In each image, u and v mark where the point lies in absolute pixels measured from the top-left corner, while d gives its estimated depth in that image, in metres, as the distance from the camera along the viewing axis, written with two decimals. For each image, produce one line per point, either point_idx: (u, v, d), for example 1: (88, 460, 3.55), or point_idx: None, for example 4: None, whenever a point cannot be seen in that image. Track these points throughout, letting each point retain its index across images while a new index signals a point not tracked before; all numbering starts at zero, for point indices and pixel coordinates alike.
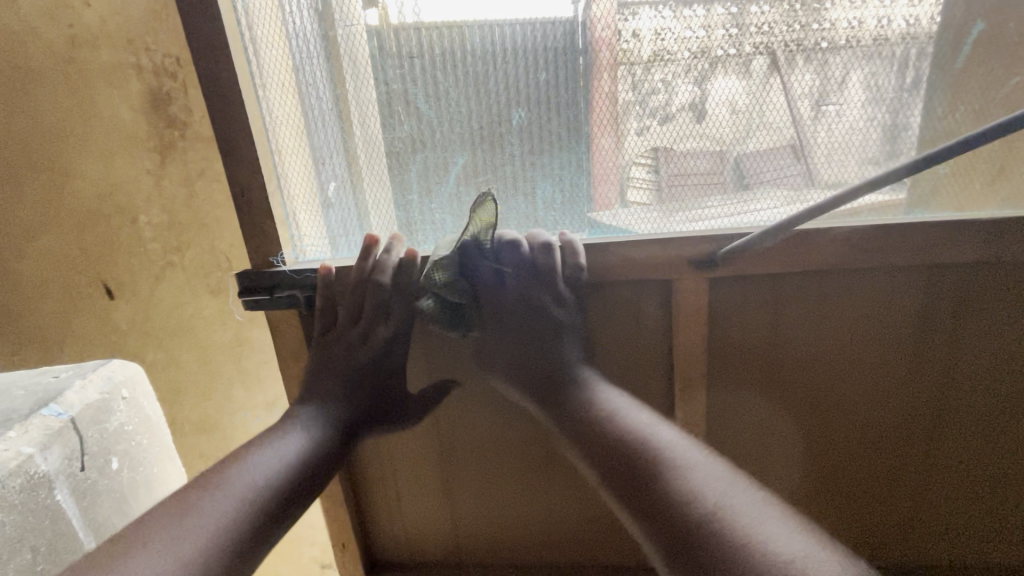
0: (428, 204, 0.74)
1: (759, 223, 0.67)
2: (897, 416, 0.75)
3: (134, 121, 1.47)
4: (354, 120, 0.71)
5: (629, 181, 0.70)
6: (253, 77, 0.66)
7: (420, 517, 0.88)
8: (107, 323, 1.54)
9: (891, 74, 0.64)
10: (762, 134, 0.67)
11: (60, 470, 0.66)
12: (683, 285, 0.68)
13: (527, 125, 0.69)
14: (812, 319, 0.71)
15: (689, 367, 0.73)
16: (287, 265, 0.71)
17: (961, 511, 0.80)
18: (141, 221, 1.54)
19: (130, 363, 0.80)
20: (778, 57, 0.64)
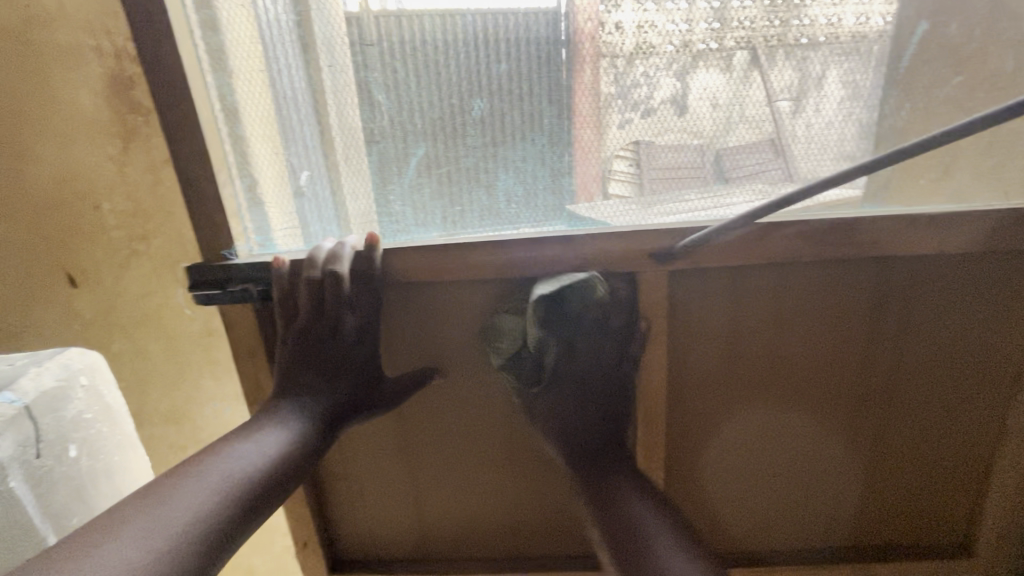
0: (387, 194, 0.71)
1: (727, 214, 0.67)
2: (866, 401, 0.77)
3: (94, 106, 1.40)
4: (330, 107, 0.69)
5: (609, 175, 0.69)
6: (202, 62, 0.65)
7: (386, 512, 0.87)
8: (71, 311, 1.50)
9: (868, 72, 0.65)
10: (742, 129, 0.67)
11: (13, 458, 0.62)
12: (644, 276, 0.68)
13: (483, 119, 0.68)
14: (769, 311, 0.72)
15: (657, 356, 0.73)
16: (241, 257, 0.70)
17: (921, 493, 0.83)
18: (104, 208, 1.48)
19: (88, 349, 0.76)
20: (758, 52, 0.65)
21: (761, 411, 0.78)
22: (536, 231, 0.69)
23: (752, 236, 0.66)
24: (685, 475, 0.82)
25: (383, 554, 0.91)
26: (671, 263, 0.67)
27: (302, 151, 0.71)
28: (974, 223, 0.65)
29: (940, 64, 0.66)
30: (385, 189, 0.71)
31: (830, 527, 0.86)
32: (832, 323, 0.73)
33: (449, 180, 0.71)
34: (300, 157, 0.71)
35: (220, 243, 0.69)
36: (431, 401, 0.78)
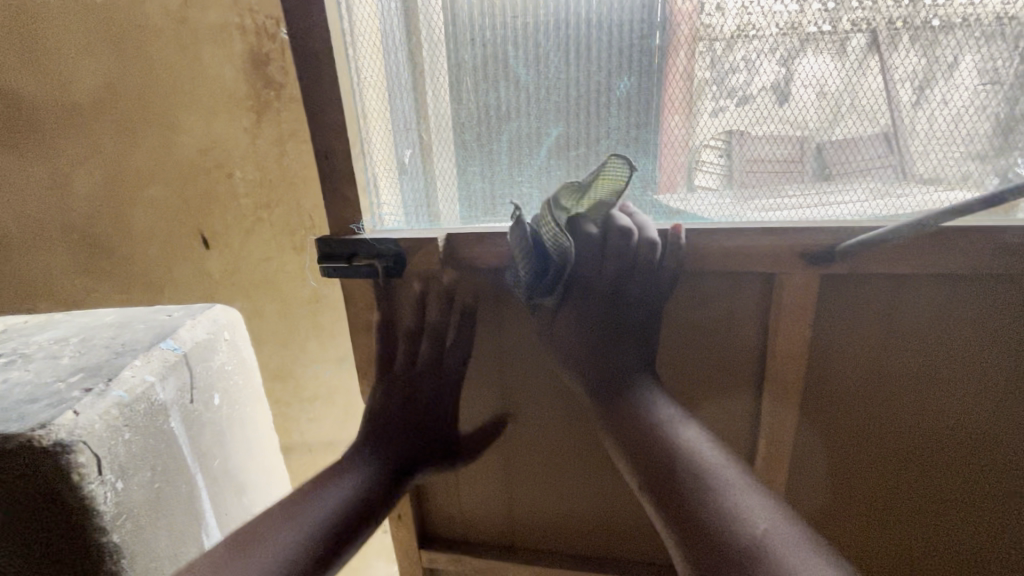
0: (516, 175, 0.72)
1: (833, 220, 0.64)
2: (885, 441, 0.75)
3: (236, 81, 1.56)
4: (428, 91, 0.70)
5: (694, 169, 0.66)
6: (343, 36, 0.66)
7: (478, 501, 0.92)
8: (202, 269, 1.72)
9: (1011, 60, 0.57)
10: (851, 119, 0.61)
11: (174, 399, 0.72)
12: (789, 280, 0.66)
13: (629, 96, 0.66)
14: (882, 326, 0.69)
15: (781, 364, 0.71)
16: (366, 233, 0.72)
17: (957, 540, 0.79)
18: (236, 176, 1.64)
19: (231, 309, 0.88)
20: (880, 36, 0.58)
21: (876, 466, 0.77)
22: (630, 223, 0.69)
23: (915, 248, 0.62)
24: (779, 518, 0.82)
25: (471, 536, 0.95)
26: (829, 267, 0.63)
27: (403, 131, 0.72)
28: None
29: None
30: (487, 171, 0.72)
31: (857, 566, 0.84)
32: (950, 354, 0.68)
33: (582, 163, 0.70)
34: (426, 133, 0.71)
35: (349, 216, 0.71)
36: (531, 395, 0.81)
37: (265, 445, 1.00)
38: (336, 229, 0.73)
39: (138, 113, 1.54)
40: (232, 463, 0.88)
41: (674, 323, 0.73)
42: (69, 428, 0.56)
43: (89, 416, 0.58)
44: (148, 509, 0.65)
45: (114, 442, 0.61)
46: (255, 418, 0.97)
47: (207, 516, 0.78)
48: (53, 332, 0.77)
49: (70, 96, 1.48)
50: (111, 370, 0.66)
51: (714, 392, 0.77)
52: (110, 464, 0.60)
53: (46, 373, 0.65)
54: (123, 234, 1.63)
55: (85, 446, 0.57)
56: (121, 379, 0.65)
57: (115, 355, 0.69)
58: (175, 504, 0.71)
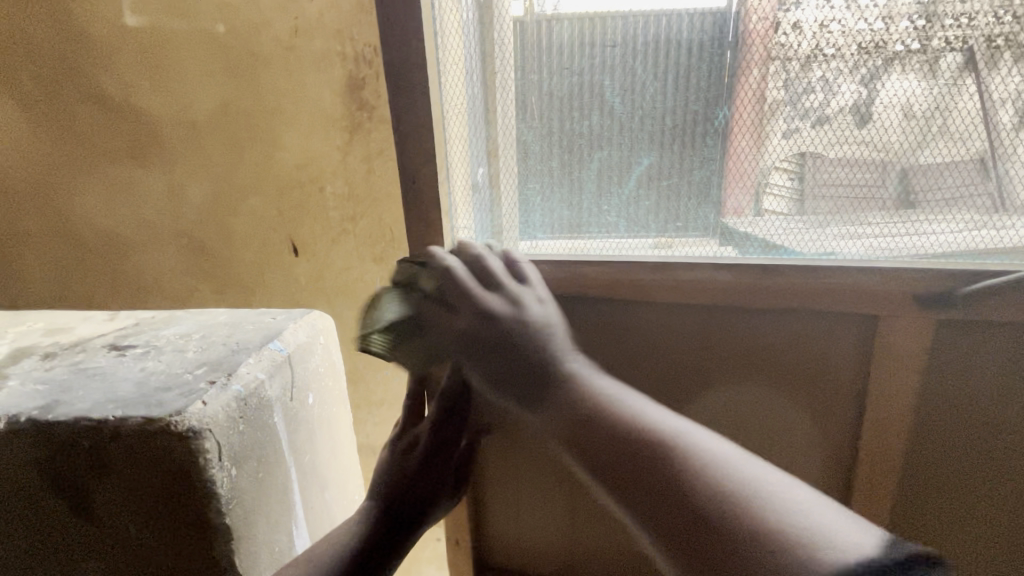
0: (602, 204, 0.72)
1: (923, 251, 0.59)
2: (957, 518, 0.69)
3: (333, 103, 1.68)
4: (498, 110, 0.71)
5: (771, 196, 0.63)
6: (438, 60, 0.68)
7: (539, 534, 0.91)
8: (291, 275, 1.85)
9: None
10: (941, 144, 0.57)
11: (279, 397, 0.78)
12: (898, 323, 0.61)
13: (725, 126, 0.63)
14: (1001, 377, 0.62)
15: (879, 411, 0.66)
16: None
17: None
18: (327, 190, 1.76)
19: (327, 315, 0.93)
20: (976, 54, 0.54)
21: (994, 539, 0.69)
22: (707, 256, 0.66)
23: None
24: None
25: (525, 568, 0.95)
26: (953, 310, 0.59)
27: (481, 156, 0.74)
28: None
29: None
30: (569, 198, 0.73)
31: None
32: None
33: (673, 192, 0.69)
34: (506, 161, 0.73)
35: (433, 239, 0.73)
36: None
37: (346, 448, 1.05)
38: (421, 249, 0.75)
39: (247, 132, 1.69)
40: (318, 462, 0.93)
41: (753, 357, 0.69)
42: (199, 416, 0.61)
43: (215, 407, 0.64)
44: (253, 498, 0.71)
45: (233, 432, 0.66)
46: (339, 420, 1.02)
47: (297, 509, 0.84)
48: (176, 327, 0.85)
49: (196, 115, 1.66)
50: (230, 364, 0.71)
51: (799, 435, 0.72)
52: (227, 452, 0.65)
53: (176, 365, 0.71)
54: (226, 240, 1.79)
55: (210, 434, 0.62)
56: (239, 375, 0.70)
57: (232, 352, 0.75)
58: (272, 495, 0.76)
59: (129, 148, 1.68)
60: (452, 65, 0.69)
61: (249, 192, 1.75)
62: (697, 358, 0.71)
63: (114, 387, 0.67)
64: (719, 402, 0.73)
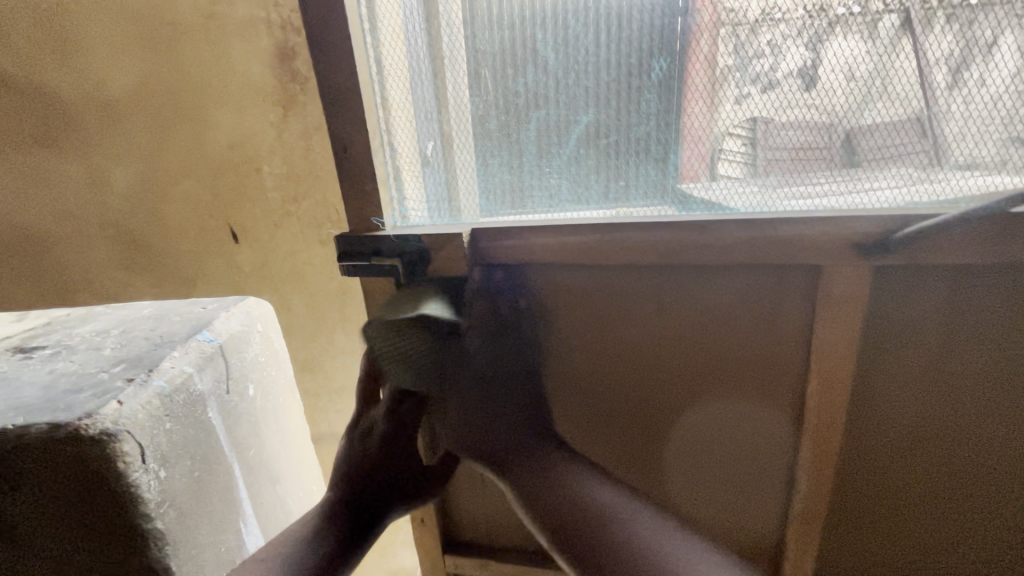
0: (545, 167, 0.72)
1: (870, 206, 0.62)
2: (894, 450, 0.75)
3: (263, 76, 1.51)
4: (447, 78, 0.69)
5: (721, 157, 0.65)
6: (363, 22, 0.67)
7: (504, 508, 0.93)
8: (233, 263, 1.69)
9: None
10: (882, 105, 0.59)
11: (211, 389, 0.75)
12: (837, 273, 0.64)
13: (668, 77, 0.64)
14: (923, 313, 0.67)
15: (819, 355, 0.70)
16: (388, 227, 0.74)
17: (980, 546, 0.79)
18: (264, 171, 1.59)
19: (264, 302, 0.90)
20: (912, 15, 0.56)
21: (926, 464, 0.75)
22: (653, 215, 0.68)
23: (976, 237, 0.60)
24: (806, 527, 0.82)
25: (498, 540, 0.97)
26: (881, 257, 0.62)
27: (415, 121, 0.72)
28: None
29: None
30: (510, 162, 0.72)
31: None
32: (989, 339, 0.67)
33: (617, 151, 0.69)
34: (443, 123, 0.72)
35: (370, 212, 0.73)
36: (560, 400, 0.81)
37: (298, 436, 1.03)
38: (361, 225, 0.73)
39: (168, 109, 1.53)
40: (267, 453, 0.90)
41: (697, 314, 0.72)
42: (114, 417, 0.58)
43: (134, 406, 0.61)
44: (189, 497, 0.68)
45: (157, 432, 0.64)
46: (288, 409, 0.99)
47: (245, 504, 0.82)
48: (94, 323, 0.80)
49: (110, 95, 1.52)
50: (151, 360, 0.68)
51: (744, 384, 0.76)
52: (152, 453, 0.62)
53: (91, 364, 0.68)
54: (156, 229, 1.65)
55: (129, 436, 0.59)
56: (162, 370, 0.67)
57: (153, 346, 0.71)
58: (212, 491, 0.74)
59: (33, 133, 1.54)
60: (382, 30, 0.68)
61: (177, 176, 1.59)
62: (647, 320, 0.74)
63: (18, 393, 0.63)
64: (672, 360, 0.76)
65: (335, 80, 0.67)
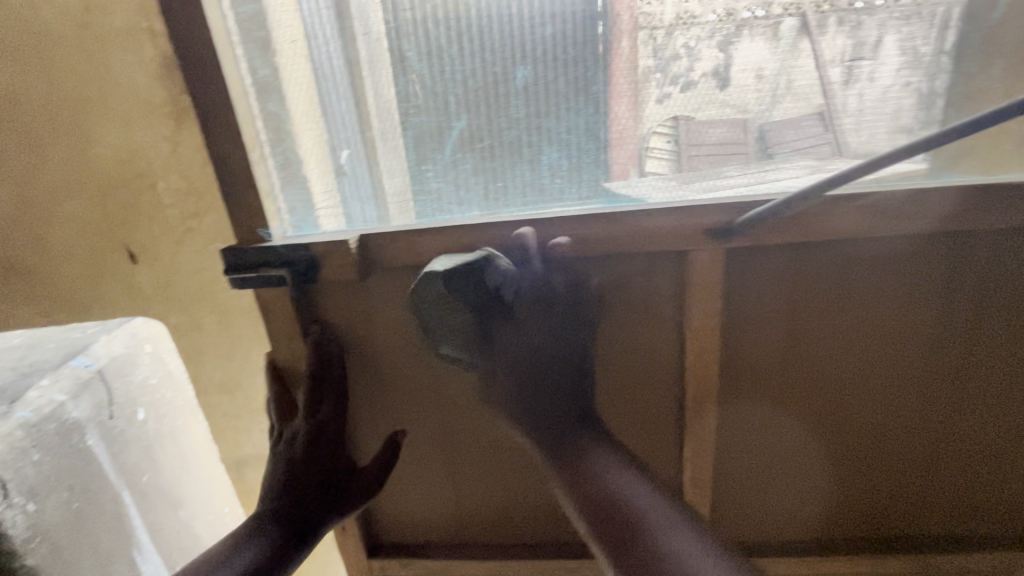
0: (423, 168, 0.70)
1: (780, 190, 0.62)
2: (784, 392, 0.77)
3: (149, 89, 1.03)
4: (367, 82, 0.69)
5: (600, 159, 0.68)
6: (231, 36, 0.63)
7: (424, 500, 0.91)
8: (131, 285, 1.23)
9: (930, 38, 0.62)
10: (789, 101, 0.64)
11: (91, 417, 0.68)
12: (698, 257, 0.67)
13: (528, 86, 0.67)
14: (773, 292, 0.71)
15: (701, 340, 0.72)
16: (276, 239, 0.70)
17: (919, 451, 0.80)
18: (160, 186, 1.13)
19: (152, 320, 0.82)
20: (809, 19, 0.61)
21: (814, 398, 0.77)
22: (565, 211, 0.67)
23: (809, 216, 0.64)
24: (760, 505, 0.86)
25: (426, 540, 0.94)
26: (733, 240, 0.65)
27: (309, 137, 0.70)
28: None
29: None
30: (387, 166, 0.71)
31: (846, 522, 0.85)
32: (853, 273, 0.70)
33: (490, 155, 0.69)
34: (316, 130, 0.70)
35: (255, 222, 0.68)
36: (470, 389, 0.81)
37: (209, 463, 0.92)
38: (245, 236, 0.69)
39: (38, 122, 1.07)
40: (166, 482, 0.80)
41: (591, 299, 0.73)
42: None
43: None
44: (69, 533, 0.62)
45: (23, 464, 0.58)
46: (194, 436, 0.88)
47: (140, 533, 0.73)
48: None
49: None
50: (15, 391, 0.63)
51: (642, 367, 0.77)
52: (17, 485, 0.57)
53: None
54: None
55: None
56: (26, 400, 0.62)
57: (20, 375, 0.66)
58: (99, 522, 0.67)
59: None
60: (260, 39, 0.64)
61: (68, 192, 1.13)
62: None
63: None
64: None
65: (205, 87, 0.62)
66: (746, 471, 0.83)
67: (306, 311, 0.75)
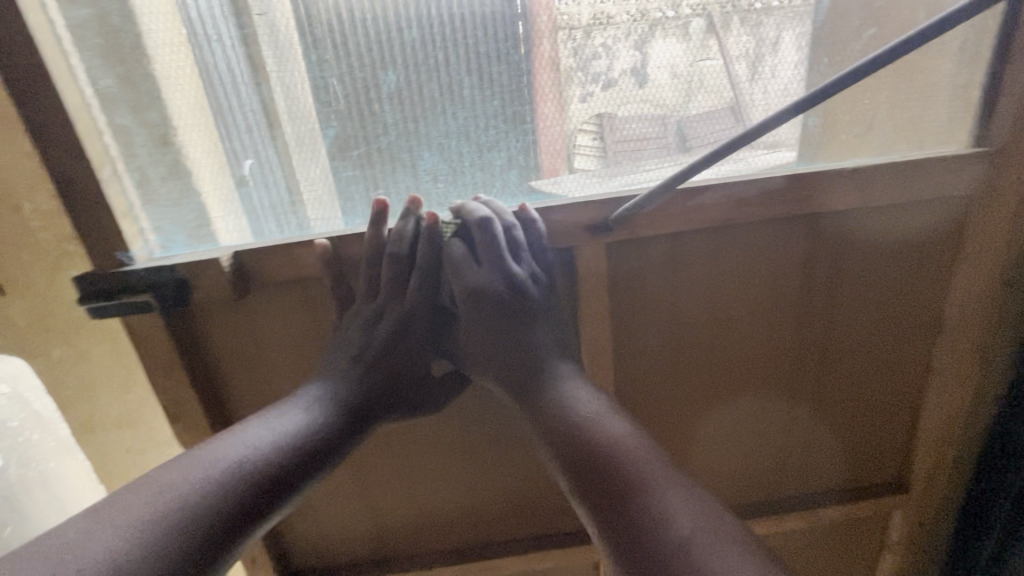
0: (298, 180, 0.68)
1: (646, 181, 0.69)
2: (680, 361, 0.82)
3: None
4: (278, 89, 0.64)
5: (473, 161, 0.69)
6: (61, 45, 0.57)
7: (340, 525, 0.89)
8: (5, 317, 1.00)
9: (807, 33, 0.67)
10: (703, 96, 0.68)
11: None
12: (584, 252, 0.69)
13: (399, 90, 0.65)
14: (655, 280, 0.75)
15: (592, 330, 0.75)
16: (140, 262, 0.64)
17: (804, 401, 0.87)
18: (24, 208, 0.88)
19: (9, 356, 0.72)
20: (715, 20, 0.65)
21: (709, 365, 0.83)
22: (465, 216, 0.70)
23: (672, 210, 0.68)
24: (735, 473, 0.93)
25: (345, 560, 0.92)
26: (609, 236, 0.68)
27: (152, 147, 0.64)
28: (877, 181, 0.69)
29: (854, 14, 0.67)
30: (262, 177, 0.68)
31: (746, 468, 0.93)
32: (730, 258, 0.75)
33: (368, 160, 0.68)
34: (185, 147, 0.65)
35: (113, 244, 0.62)
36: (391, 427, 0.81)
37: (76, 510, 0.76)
38: (102, 264, 0.63)
39: None
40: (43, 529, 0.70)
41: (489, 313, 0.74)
42: None
43: None
44: None
45: None
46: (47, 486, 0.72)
47: None
48: None
49: None
50: None
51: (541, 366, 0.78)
52: None
53: None
54: None
55: None
56: None
57: None
58: None
59: None
60: (111, 50, 0.61)
61: None
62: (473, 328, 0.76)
63: None
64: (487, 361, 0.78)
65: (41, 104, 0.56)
66: (721, 440, 0.90)
67: (186, 342, 0.70)
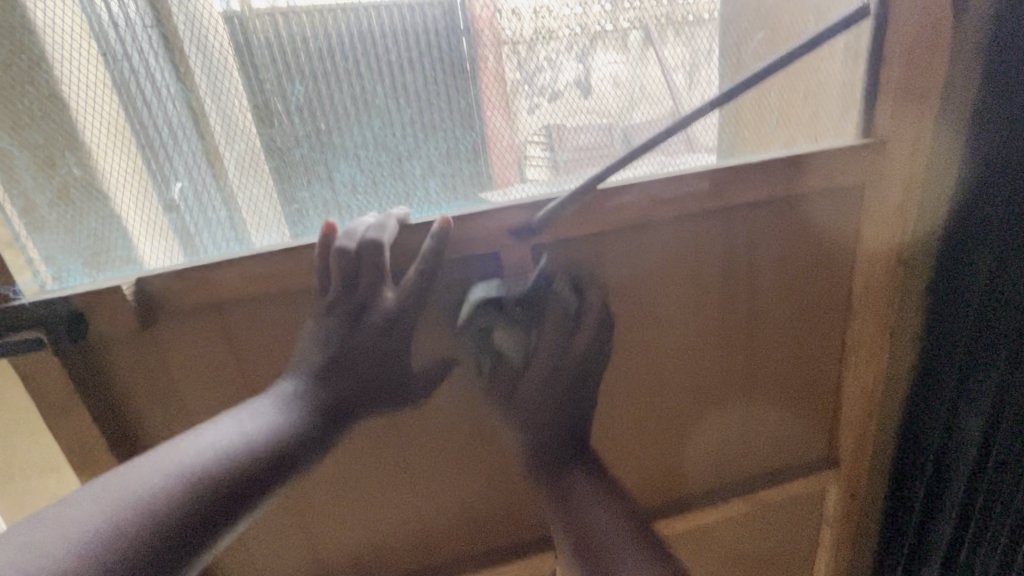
0: (211, 200, 0.65)
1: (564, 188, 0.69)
2: (620, 360, 0.83)
3: None
4: (212, 110, 0.62)
5: (394, 171, 0.69)
6: None
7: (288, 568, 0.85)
8: None
9: (712, 36, 0.70)
10: (644, 105, 0.70)
11: None
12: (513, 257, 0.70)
13: (305, 102, 0.64)
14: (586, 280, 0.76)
15: None
16: (29, 295, 0.59)
17: (739, 390, 0.91)
18: None
19: None
20: (651, 31, 0.68)
21: (647, 362, 0.85)
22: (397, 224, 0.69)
23: (591, 209, 0.70)
24: (693, 465, 0.96)
25: None
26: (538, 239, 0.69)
27: (35, 170, 0.60)
28: (783, 173, 0.73)
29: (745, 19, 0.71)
30: (160, 199, 0.64)
31: (696, 461, 0.96)
32: (654, 255, 0.77)
33: (281, 176, 0.66)
34: (72, 169, 0.61)
35: None
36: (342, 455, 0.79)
37: None
38: None
39: None
40: None
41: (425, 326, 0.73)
42: None
43: None
44: None
45: None
46: None
47: None
48: None
49: None
50: None
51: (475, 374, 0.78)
52: None
53: None
54: None
55: None
56: None
57: None
58: None
59: None
60: None
61: None
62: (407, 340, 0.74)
63: None
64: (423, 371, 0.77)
65: None
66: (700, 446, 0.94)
67: (88, 377, 0.65)
